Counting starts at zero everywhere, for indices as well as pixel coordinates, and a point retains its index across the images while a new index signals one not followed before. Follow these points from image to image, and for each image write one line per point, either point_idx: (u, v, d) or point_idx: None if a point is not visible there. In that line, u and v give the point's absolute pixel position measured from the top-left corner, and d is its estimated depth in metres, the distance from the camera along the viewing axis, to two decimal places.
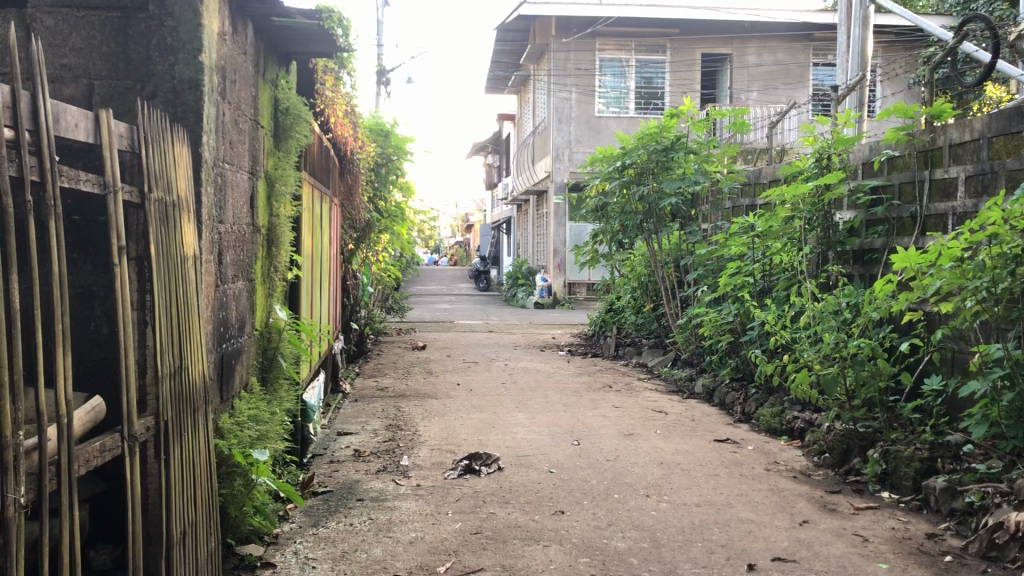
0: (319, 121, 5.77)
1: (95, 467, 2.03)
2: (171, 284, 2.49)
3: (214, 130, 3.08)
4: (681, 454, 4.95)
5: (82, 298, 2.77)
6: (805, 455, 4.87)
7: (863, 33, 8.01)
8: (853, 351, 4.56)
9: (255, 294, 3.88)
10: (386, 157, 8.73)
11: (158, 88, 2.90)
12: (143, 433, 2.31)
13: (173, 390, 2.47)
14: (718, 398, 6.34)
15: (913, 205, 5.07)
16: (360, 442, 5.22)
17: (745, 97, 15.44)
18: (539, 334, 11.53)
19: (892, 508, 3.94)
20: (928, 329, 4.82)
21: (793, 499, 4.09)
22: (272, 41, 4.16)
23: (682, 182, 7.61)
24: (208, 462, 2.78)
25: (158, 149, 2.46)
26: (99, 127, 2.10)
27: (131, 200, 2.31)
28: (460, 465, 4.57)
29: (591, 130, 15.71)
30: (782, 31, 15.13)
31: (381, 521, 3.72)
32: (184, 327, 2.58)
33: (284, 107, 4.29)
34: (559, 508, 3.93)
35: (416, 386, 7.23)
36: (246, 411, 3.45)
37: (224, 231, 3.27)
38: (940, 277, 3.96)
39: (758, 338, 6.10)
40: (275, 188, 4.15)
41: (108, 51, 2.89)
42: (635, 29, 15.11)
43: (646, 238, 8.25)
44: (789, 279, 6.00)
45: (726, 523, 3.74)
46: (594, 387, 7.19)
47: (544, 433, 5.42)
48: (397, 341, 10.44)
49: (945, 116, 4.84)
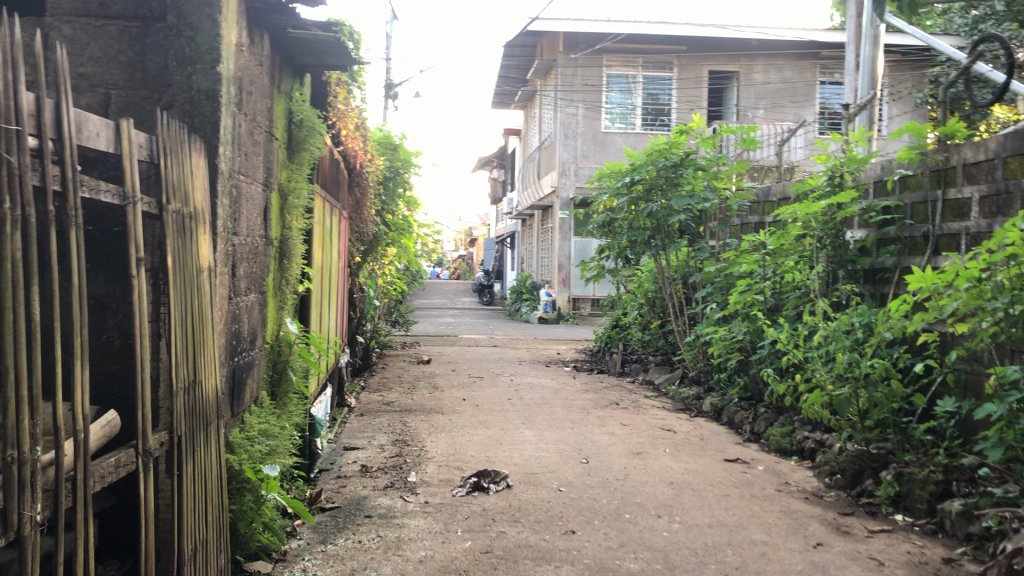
0: (331, 134, 5.76)
1: (110, 483, 1.99)
2: (188, 296, 2.47)
3: (230, 141, 3.06)
4: (692, 473, 4.90)
5: (96, 309, 2.75)
6: (816, 476, 4.84)
7: (872, 52, 7.99)
8: (867, 372, 4.50)
9: (267, 307, 3.86)
10: (394, 170, 8.75)
11: (175, 98, 2.87)
12: (158, 447, 2.28)
13: (187, 405, 2.44)
14: (727, 417, 6.29)
15: (925, 226, 5.03)
16: (367, 457, 5.17)
17: (751, 115, 15.44)
18: (545, 349, 11.49)
19: (906, 532, 3.89)
20: (942, 350, 4.79)
21: (806, 521, 4.04)
22: (287, 53, 4.15)
23: (691, 200, 7.56)
24: (219, 477, 2.75)
25: (177, 160, 2.44)
26: (120, 137, 2.07)
27: (150, 211, 2.28)
28: (469, 483, 4.53)
29: (598, 146, 15.64)
30: (788, 50, 15.23)
31: (390, 538, 3.67)
32: (198, 340, 2.56)
33: (299, 119, 4.28)
34: (570, 527, 3.89)
35: (422, 401, 7.19)
36: (257, 425, 3.42)
37: (238, 242, 3.24)
38: (957, 298, 3.93)
39: (768, 357, 6.05)
40: (288, 201, 4.12)
41: (126, 61, 2.87)
42: (644, 46, 15.14)
43: (654, 254, 8.20)
44: (801, 298, 5.96)
45: (739, 544, 3.70)
46: (601, 404, 7.15)
47: (553, 450, 5.38)
48: (403, 356, 10.40)
49: (958, 135, 4.81)
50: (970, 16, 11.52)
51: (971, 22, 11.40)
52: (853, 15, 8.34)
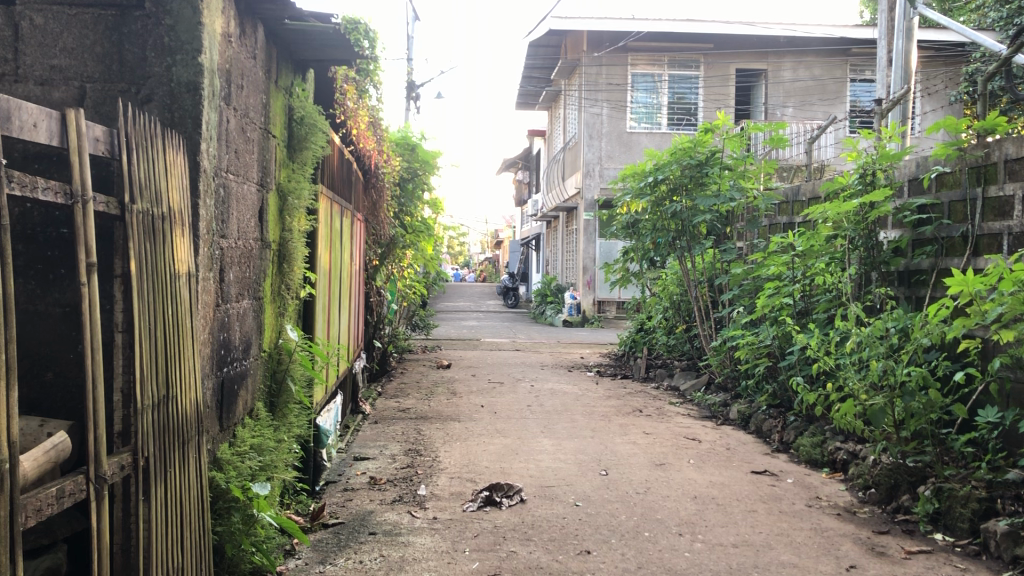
0: (341, 132, 5.56)
1: (51, 515, 1.82)
2: (157, 304, 2.28)
3: (215, 138, 2.87)
4: (717, 487, 4.64)
5: (70, 319, 2.57)
6: (848, 489, 4.57)
7: (905, 45, 7.64)
8: (903, 380, 4.21)
9: (264, 314, 3.68)
10: (413, 171, 8.55)
11: (154, 91, 2.69)
12: (118, 471, 2.09)
13: (158, 423, 2.26)
14: (754, 425, 6.01)
15: (963, 225, 4.74)
16: (378, 468, 4.97)
17: (781, 114, 15.12)
18: (567, 353, 11.25)
19: (947, 553, 3.61)
20: (983, 358, 4.50)
21: (839, 541, 3.78)
22: (286, 47, 3.95)
23: (716, 200, 7.29)
24: (200, 499, 2.56)
25: (146, 157, 2.26)
26: (66, 129, 1.88)
27: (108, 211, 2.09)
28: (480, 496, 4.30)
29: (622, 146, 15.34)
30: (817, 46, 14.83)
31: (393, 558, 3.46)
32: (173, 352, 2.37)
33: (299, 116, 4.08)
34: (585, 547, 3.65)
35: (438, 408, 6.98)
36: (249, 440, 3.23)
37: (226, 246, 3.04)
38: (1001, 302, 3.66)
39: (797, 363, 5.77)
40: (288, 202, 3.92)
41: (102, 52, 2.67)
42: (668, 44, 14.87)
43: (679, 255, 7.94)
44: (833, 301, 5.70)
45: (767, 567, 3.44)
46: (624, 410, 6.90)
47: (570, 461, 5.14)
48: (423, 360, 10.21)
49: (998, 130, 4.50)
50: (1004, 10, 11.16)
51: (1006, 16, 11.08)
52: (885, 10, 8.00)
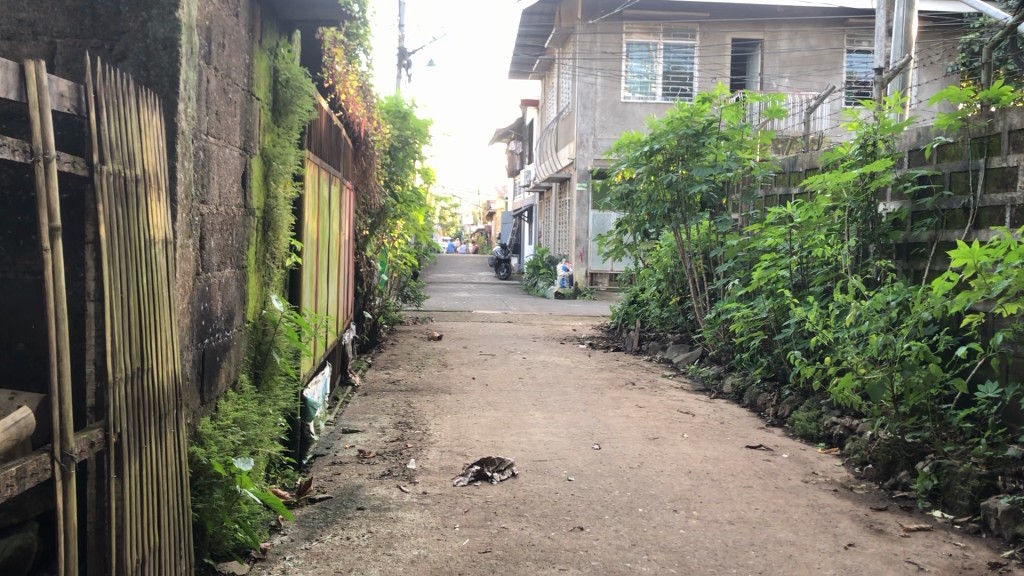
0: (329, 96, 5.40)
1: (10, 496, 1.71)
2: (131, 270, 2.16)
3: (194, 98, 2.72)
4: (712, 462, 4.56)
5: (42, 288, 2.44)
6: (845, 465, 4.50)
7: (907, 14, 7.46)
8: (903, 354, 4.11)
9: (247, 284, 3.55)
10: (404, 139, 8.34)
11: (129, 48, 2.55)
12: (88, 448, 1.98)
13: (131, 396, 2.14)
14: (749, 399, 5.94)
15: (965, 197, 4.64)
16: (366, 441, 4.87)
17: (776, 84, 14.93)
18: (559, 325, 11.15)
19: (946, 531, 3.54)
20: (984, 332, 4.42)
21: (836, 518, 3.70)
22: (270, 5, 3.81)
23: (713, 169, 7.16)
24: (179, 475, 2.45)
25: (117, 115, 2.13)
26: (25, 82, 1.76)
27: (74, 171, 1.97)
28: (471, 471, 4.21)
29: (617, 116, 15.20)
30: (816, 16, 14.60)
31: (381, 534, 3.37)
32: (147, 323, 2.25)
33: (284, 79, 3.94)
34: (578, 523, 3.56)
35: (429, 380, 6.89)
36: (232, 413, 3.12)
37: (207, 212, 2.92)
38: (1007, 276, 3.55)
39: (793, 337, 5.69)
40: (272, 167, 3.79)
41: (72, 5, 2.53)
42: (663, 12, 14.65)
43: (674, 227, 7.84)
44: (830, 274, 5.60)
45: (763, 545, 3.35)
46: (616, 383, 6.82)
47: (563, 435, 5.05)
48: (414, 331, 10.09)
49: (1004, 99, 4.36)
50: None
51: None
52: None
